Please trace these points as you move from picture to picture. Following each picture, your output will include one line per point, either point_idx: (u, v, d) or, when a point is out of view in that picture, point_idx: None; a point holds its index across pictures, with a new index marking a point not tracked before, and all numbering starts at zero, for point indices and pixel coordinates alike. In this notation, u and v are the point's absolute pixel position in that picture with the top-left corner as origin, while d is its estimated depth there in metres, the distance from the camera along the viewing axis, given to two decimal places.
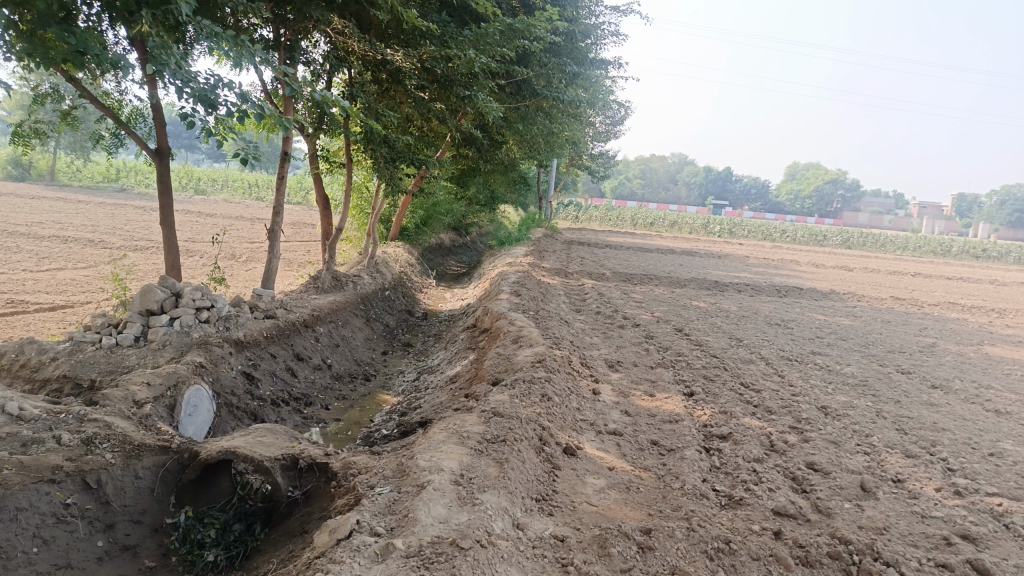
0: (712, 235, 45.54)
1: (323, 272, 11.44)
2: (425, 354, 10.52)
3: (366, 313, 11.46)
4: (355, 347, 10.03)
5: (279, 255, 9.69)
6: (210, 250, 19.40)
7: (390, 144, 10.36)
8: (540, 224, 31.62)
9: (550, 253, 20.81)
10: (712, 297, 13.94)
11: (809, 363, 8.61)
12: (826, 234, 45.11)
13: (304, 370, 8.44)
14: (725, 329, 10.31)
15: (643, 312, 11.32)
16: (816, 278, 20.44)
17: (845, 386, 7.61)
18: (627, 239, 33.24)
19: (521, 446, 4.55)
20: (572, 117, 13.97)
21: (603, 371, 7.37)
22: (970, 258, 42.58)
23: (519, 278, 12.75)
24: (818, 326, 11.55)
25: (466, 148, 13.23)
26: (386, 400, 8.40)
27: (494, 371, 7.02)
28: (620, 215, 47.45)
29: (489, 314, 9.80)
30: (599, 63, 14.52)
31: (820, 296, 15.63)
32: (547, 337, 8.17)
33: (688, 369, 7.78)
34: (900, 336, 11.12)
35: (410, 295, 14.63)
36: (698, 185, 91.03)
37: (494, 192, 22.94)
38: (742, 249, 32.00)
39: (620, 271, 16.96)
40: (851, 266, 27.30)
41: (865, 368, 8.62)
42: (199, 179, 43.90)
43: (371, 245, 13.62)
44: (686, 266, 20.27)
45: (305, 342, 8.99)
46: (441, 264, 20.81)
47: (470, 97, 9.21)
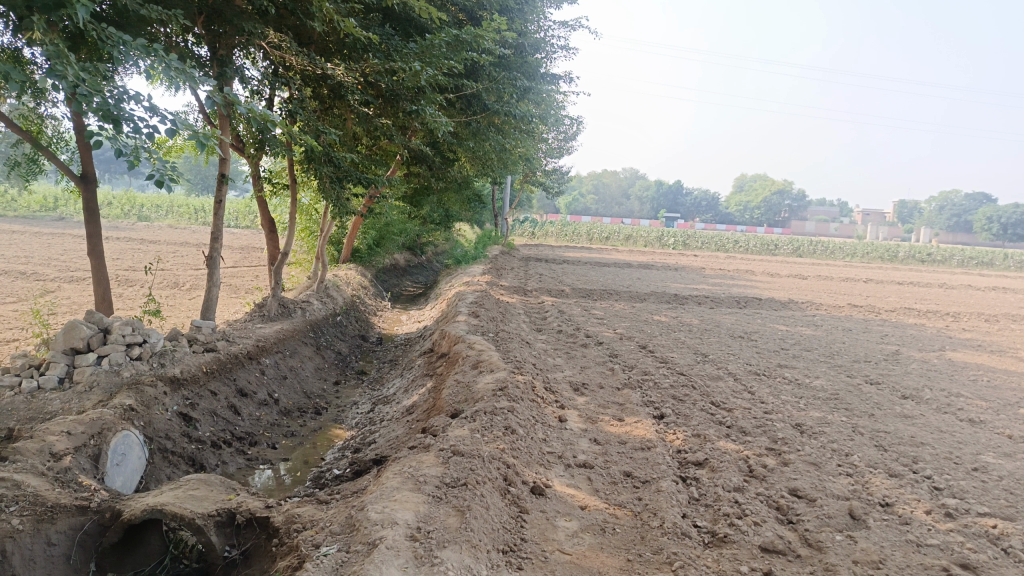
0: (667, 247, 45.90)
1: (270, 300, 10.85)
2: (380, 381, 10.01)
3: (317, 341, 10.89)
4: (305, 378, 9.46)
5: (220, 283, 9.10)
6: (152, 279, 18.53)
7: (335, 164, 9.90)
8: (496, 241, 31.32)
9: (507, 271, 20.44)
10: (673, 310, 13.72)
11: (777, 376, 8.38)
12: (777, 243, 45.86)
13: (248, 407, 7.86)
14: (690, 344, 10.04)
15: (605, 329, 11.01)
16: (774, 287, 20.51)
17: (817, 400, 7.36)
18: (584, 254, 33.20)
19: (484, 489, 4.11)
20: (525, 131, 13.70)
21: (568, 396, 6.99)
22: (915, 262, 43.79)
23: (476, 298, 12.33)
24: (781, 337, 11.39)
25: (416, 166, 12.83)
26: (338, 435, 7.87)
27: (453, 401, 6.57)
28: (575, 231, 47.59)
29: (447, 338, 9.35)
30: (550, 77, 14.32)
31: (780, 306, 15.59)
32: (508, 360, 7.76)
33: (656, 390, 7.45)
34: (863, 345, 11.02)
35: (364, 319, 14.07)
36: (651, 199, 92.13)
37: (448, 211, 22.55)
38: (697, 261, 32.21)
39: (579, 287, 16.70)
40: (806, 274, 27.57)
41: (834, 379, 8.42)
42: (143, 205, 42.54)
43: (321, 269, 13.05)
44: (645, 280, 20.16)
45: (250, 376, 8.41)
46: (395, 285, 20.28)
47: (418, 111, 8.82)
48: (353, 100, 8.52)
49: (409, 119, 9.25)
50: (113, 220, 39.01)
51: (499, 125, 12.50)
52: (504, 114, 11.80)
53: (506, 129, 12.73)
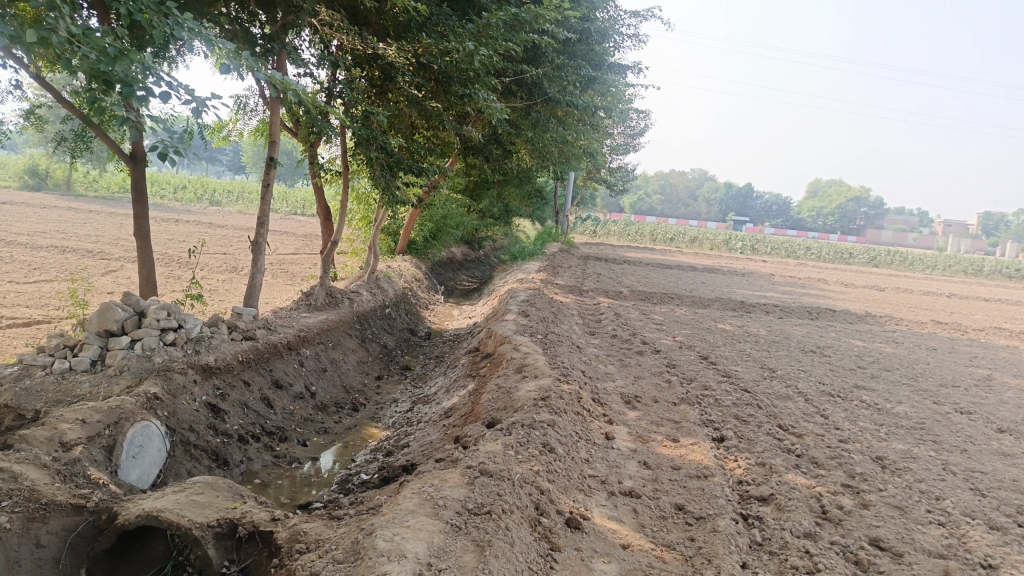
0: (734, 251, 44.37)
1: (317, 289, 10.57)
2: (423, 379, 9.59)
3: (362, 333, 10.56)
4: (346, 371, 9.11)
5: (264, 270, 8.82)
6: (212, 262, 18.69)
7: (387, 151, 9.55)
8: (556, 238, 30.69)
9: (565, 269, 19.83)
10: (739, 319, 12.89)
11: (853, 399, 7.56)
12: (852, 251, 43.79)
13: (282, 400, 7.52)
14: (756, 357, 9.27)
15: (663, 336, 10.31)
16: (849, 298, 19.30)
17: (900, 430, 6.54)
18: (646, 255, 32.31)
19: (511, 520, 3.58)
20: (589, 123, 13.09)
21: (618, 410, 6.38)
22: (1002, 278, 41.15)
23: (529, 296, 11.80)
24: (857, 354, 10.45)
25: (473, 156, 12.39)
26: (373, 434, 7.46)
27: (491, 408, 6.06)
28: (639, 231, 46.60)
29: (493, 337, 8.85)
30: (618, 68, 13.65)
31: (855, 319, 14.53)
32: (555, 366, 7.20)
33: (716, 408, 6.76)
34: (951, 367, 10.00)
35: (414, 312, 13.72)
36: (719, 201, 89.81)
37: (508, 205, 22.09)
38: (766, 267, 30.90)
39: (639, 289, 15.97)
40: (882, 286, 25.99)
41: (918, 406, 7.54)
42: (215, 190, 43.63)
43: (373, 259, 12.72)
44: (709, 285, 19.26)
45: (288, 367, 8.08)
46: (451, 279, 19.93)
47: (470, 95, 8.38)
48: (403, 83, 8.12)
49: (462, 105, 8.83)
50: (187, 203, 40.14)
51: (560, 116, 11.95)
52: (565, 104, 11.23)
53: (567, 120, 12.16)
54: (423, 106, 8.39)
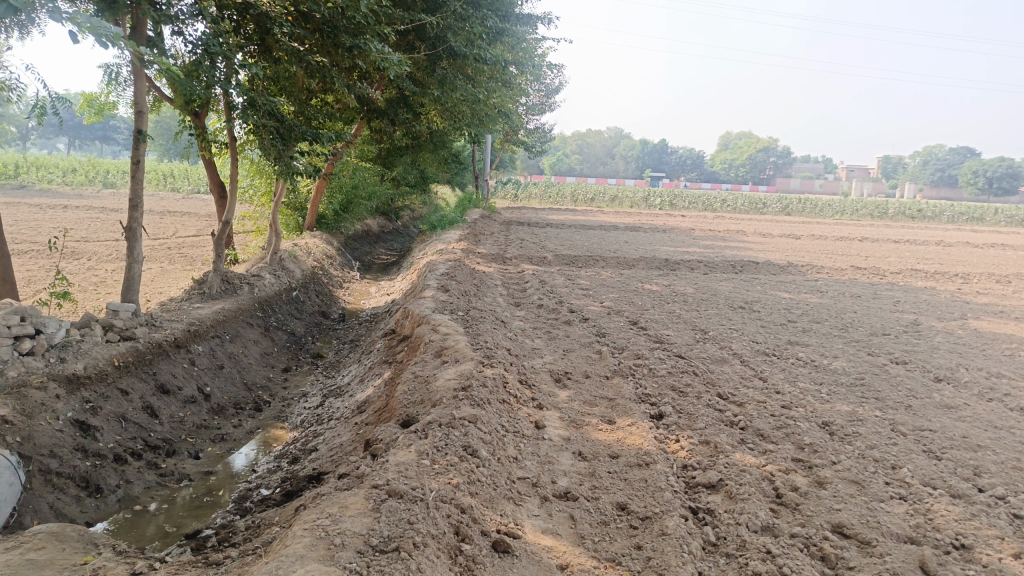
0: (654, 208, 44.71)
1: (211, 275, 9.54)
2: (336, 368, 8.79)
3: (265, 321, 9.64)
4: (247, 366, 8.22)
5: (142, 259, 7.81)
6: (102, 251, 17.10)
7: (277, 117, 8.62)
8: (476, 204, 29.91)
9: (486, 236, 19.15)
10: (665, 278, 12.55)
11: (789, 357, 7.23)
12: (766, 201, 44.78)
13: (169, 407, 6.62)
14: (687, 319, 8.87)
15: (591, 302, 9.82)
16: (769, 249, 19.39)
17: (841, 389, 6.22)
18: (568, 217, 31.97)
19: (425, 558, 2.93)
20: (499, 79, 12.34)
21: (548, 391, 5.79)
22: (906, 219, 43.04)
23: (448, 268, 11.08)
24: (785, 306, 10.24)
25: (375, 116, 11.60)
26: (278, 437, 6.67)
27: (406, 403, 5.38)
28: (559, 192, 46.26)
29: (409, 318, 8.11)
30: (527, 19, 12.87)
31: (779, 270, 14.46)
32: (477, 346, 6.54)
33: (651, 380, 6.28)
34: (878, 314, 9.90)
35: (326, 292, 12.81)
36: (636, 158, 90.56)
37: (424, 173, 21.15)
38: (687, 222, 31.06)
39: (563, 253, 15.48)
40: (798, 233, 26.47)
41: (855, 359, 7.28)
42: (109, 171, 40.68)
43: (275, 239, 11.68)
44: (632, 244, 18.98)
45: (176, 368, 7.15)
46: (368, 253, 18.96)
47: (359, 47, 7.59)
48: (279, 35, 7.27)
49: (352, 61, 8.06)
50: (77, 186, 37.20)
51: (466, 72, 11.15)
52: (472, 59, 10.45)
53: (476, 77, 11.38)
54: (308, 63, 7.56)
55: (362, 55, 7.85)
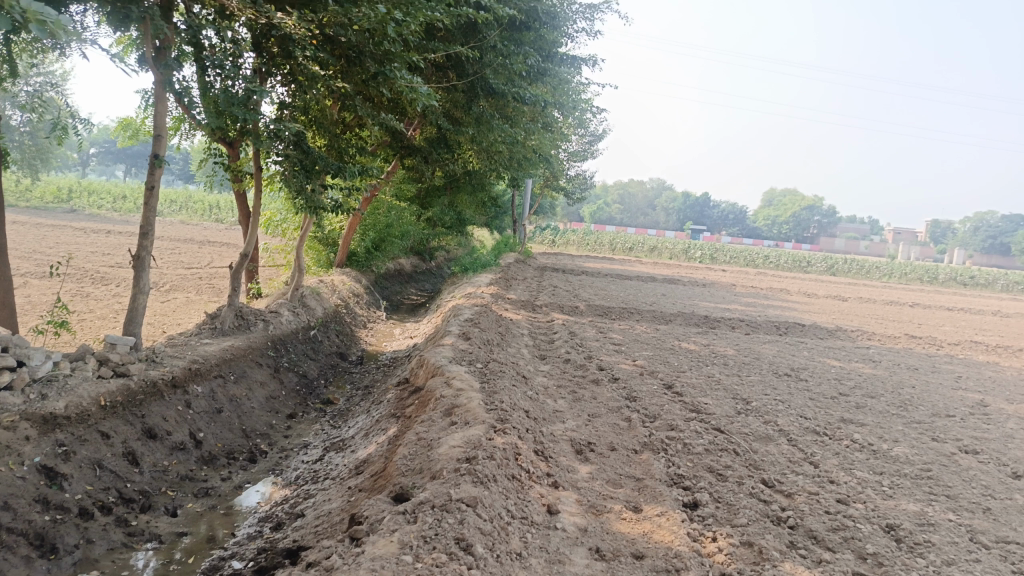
0: (694, 261, 43.81)
1: (224, 310, 9.11)
2: (344, 416, 8.21)
3: (276, 362, 9.14)
4: (250, 411, 7.70)
5: (147, 289, 7.42)
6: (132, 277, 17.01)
7: (302, 148, 8.28)
8: (513, 248, 29.49)
9: (519, 282, 18.60)
10: (704, 336, 11.77)
11: (843, 438, 6.40)
12: (810, 260, 43.55)
13: (154, 454, 6.09)
14: (727, 385, 8.09)
15: (622, 359, 9.12)
16: (815, 310, 18.44)
17: (905, 483, 5.39)
18: (605, 265, 31.35)
19: None
20: (539, 120, 11.91)
21: (566, 465, 5.10)
22: (958, 285, 41.41)
23: (473, 314, 10.50)
24: (835, 376, 9.37)
25: (410, 155, 11.20)
26: (269, 494, 6.07)
27: (403, 472, 4.76)
28: (598, 240, 45.75)
29: (425, 368, 7.53)
30: (571, 62, 12.51)
31: (826, 334, 13.55)
32: (491, 407, 5.90)
33: (685, 457, 5.54)
34: (940, 392, 8.97)
35: (347, 332, 12.33)
36: (677, 210, 89.91)
37: (461, 215, 20.78)
38: (728, 277, 30.11)
39: (597, 303, 14.82)
40: (845, 295, 25.37)
41: (918, 445, 6.42)
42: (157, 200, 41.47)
43: (297, 274, 11.26)
44: (670, 297, 18.22)
45: (169, 411, 6.63)
46: (397, 293, 18.53)
47: (385, 73, 7.25)
48: (300, 58, 7.00)
49: (378, 89, 7.77)
50: (125, 213, 37.82)
51: (504, 110, 10.74)
52: (510, 97, 10.06)
53: (515, 117, 10.97)
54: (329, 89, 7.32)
55: (387, 82, 7.55)
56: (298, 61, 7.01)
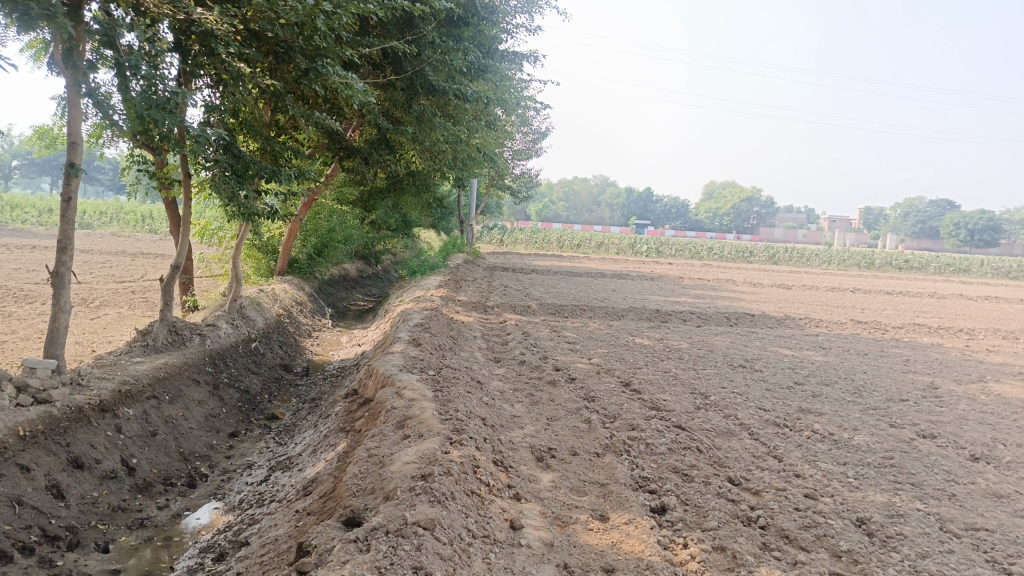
0: (640, 255, 44.23)
1: (156, 326, 8.57)
2: (290, 432, 7.79)
3: (215, 378, 8.65)
4: (188, 432, 7.21)
5: (68, 308, 6.87)
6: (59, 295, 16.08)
7: (232, 152, 7.83)
8: (461, 249, 29.15)
9: (468, 283, 18.29)
10: (657, 331, 11.70)
11: (804, 429, 6.32)
12: (753, 250, 44.44)
13: (82, 485, 5.58)
14: (684, 380, 7.98)
15: (577, 358, 8.93)
16: (763, 299, 18.68)
17: (869, 472, 5.32)
18: (554, 263, 31.29)
19: None
20: (482, 117, 11.64)
21: (527, 475, 4.85)
22: (894, 269, 42.86)
23: (423, 318, 10.17)
24: (789, 365, 9.38)
25: (350, 158, 10.80)
26: (210, 522, 5.65)
27: (355, 493, 4.43)
28: (546, 238, 45.76)
29: (374, 378, 7.18)
30: (512, 58, 12.29)
31: (776, 323, 13.67)
32: (446, 416, 5.60)
33: (649, 459, 5.36)
34: (891, 376, 9.06)
35: (291, 343, 11.84)
36: (621, 206, 90.84)
37: (406, 217, 20.37)
38: (676, 270, 30.41)
39: (548, 302, 14.64)
40: (789, 283, 25.86)
41: (877, 433, 6.38)
42: (87, 212, 39.66)
43: (235, 285, 10.73)
44: (621, 292, 18.19)
45: (97, 438, 6.11)
46: (344, 299, 18.02)
47: (317, 69, 6.93)
48: (223, 56, 6.52)
49: (310, 86, 7.46)
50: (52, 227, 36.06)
51: (445, 108, 10.44)
52: (452, 94, 9.77)
53: (457, 115, 10.68)
54: (257, 86, 6.92)
55: (319, 78, 7.21)
56: (221, 59, 6.52)
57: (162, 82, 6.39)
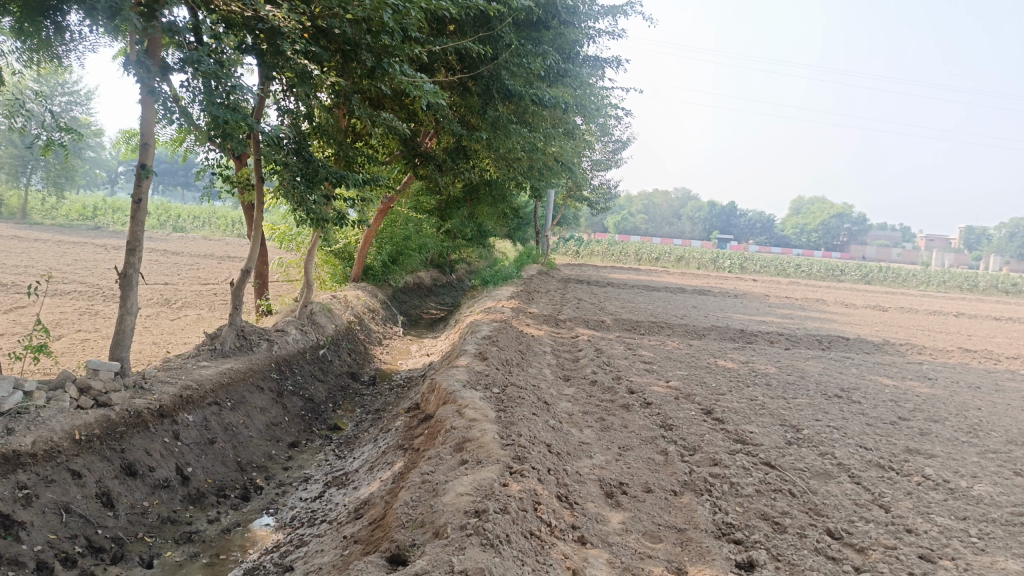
0: (722, 270, 42.78)
1: (225, 330, 8.49)
2: (350, 445, 7.53)
3: (280, 385, 8.51)
4: (247, 441, 7.04)
5: (135, 311, 6.84)
6: (145, 296, 16.55)
7: (303, 156, 7.71)
8: (536, 260, 28.77)
9: (542, 295, 17.86)
10: (742, 353, 10.93)
11: (914, 474, 5.54)
12: (844, 268, 42.24)
13: (133, 494, 5.42)
14: (772, 410, 7.27)
15: (654, 380, 8.34)
16: (857, 322, 17.46)
17: (996, 531, 4.54)
18: (631, 276, 30.50)
19: None
20: (561, 124, 11.24)
21: (595, 513, 4.34)
22: (1000, 293, 39.91)
23: (491, 330, 9.78)
24: (891, 398, 8.48)
25: (424, 165, 10.58)
26: (259, 541, 5.39)
27: (403, 526, 4.03)
28: (623, 251, 44.89)
29: (436, 393, 6.83)
30: (593, 61, 11.85)
31: (872, 348, 12.63)
32: (508, 441, 5.17)
33: (733, 502, 4.76)
34: (1011, 414, 8.06)
35: (360, 351, 11.68)
36: (703, 220, 88.61)
37: (481, 226, 20.14)
38: (760, 287, 29.09)
39: (625, 317, 14.04)
40: (884, 305, 24.27)
41: (1003, 482, 5.53)
42: (181, 216, 41.36)
43: (306, 291, 10.63)
44: (701, 310, 17.36)
45: (153, 444, 5.98)
46: (417, 307, 17.90)
47: (383, 67, 6.78)
48: (288, 54, 6.47)
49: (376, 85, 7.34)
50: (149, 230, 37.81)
51: (522, 114, 10.08)
52: (529, 99, 9.41)
53: (534, 122, 10.31)
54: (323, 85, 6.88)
55: (387, 76, 7.09)
56: (287, 57, 6.45)
57: (228, 80, 6.18)
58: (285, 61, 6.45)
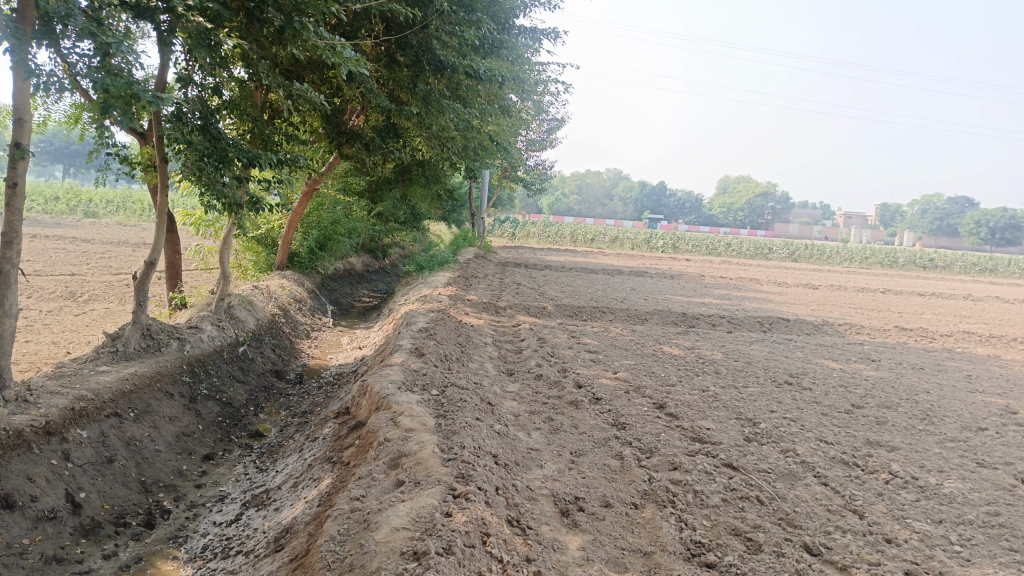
0: (656, 250, 43.07)
1: (128, 329, 7.59)
2: (273, 456, 6.82)
3: (193, 390, 7.68)
4: (153, 457, 6.25)
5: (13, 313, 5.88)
6: (47, 288, 15.16)
7: (210, 134, 6.89)
8: (472, 243, 28.14)
9: (479, 280, 17.28)
10: (686, 338, 10.64)
11: (880, 471, 5.25)
12: (772, 246, 43.12)
13: (10, 531, 4.61)
14: (725, 401, 6.92)
15: (601, 372, 7.89)
16: (792, 301, 17.55)
17: (976, 536, 4.25)
18: (568, 257, 30.26)
19: None
20: (497, 99, 10.62)
21: (552, 539, 3.82)
22: (918, 268, 41.56)
23: (428, 322, 9.16)
24: (840, 383, 8.28)
25: (350, 144, 9.79)
26: None
27: (330, 571, 3.41)
28: (559, 231, 44.69)
29: (368, 397, 6.18)
30: (530, 33, 11.24)
31: (812, 329, 12.58)
32: (449, 455, 4.59)
33: (700, 515, 4.32)
34: (958, 396, 7.98)
35: (286, 346, 10.87)
36: (635, 200, 89.50)
37: (415, 209, 19.37)
38: (694, 267, 29.24)
39: (565, 302, 13.61)
40: (815, 283, 24.70)
41: (970, 476, 5.29)
42: (91, 199, 38.81)
43: (222, 283, 9.73)
44: (641, 292, 17.13)
45: (37, 468, 5.13)
46: (348, 295, 17.06)
47: (294, 27, 6.02)
48: (181, 11, 5.73)
49: (289, 51, 6.64)
50: (58, 215, 35.43)
51: (456, 89, 9.41)
52: (463, 72, 8.75)
53: (469, 98, 9.65)
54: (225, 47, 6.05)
55: (300, 39, 6.29)
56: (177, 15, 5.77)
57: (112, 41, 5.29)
58: (176, 19, 5.74)
